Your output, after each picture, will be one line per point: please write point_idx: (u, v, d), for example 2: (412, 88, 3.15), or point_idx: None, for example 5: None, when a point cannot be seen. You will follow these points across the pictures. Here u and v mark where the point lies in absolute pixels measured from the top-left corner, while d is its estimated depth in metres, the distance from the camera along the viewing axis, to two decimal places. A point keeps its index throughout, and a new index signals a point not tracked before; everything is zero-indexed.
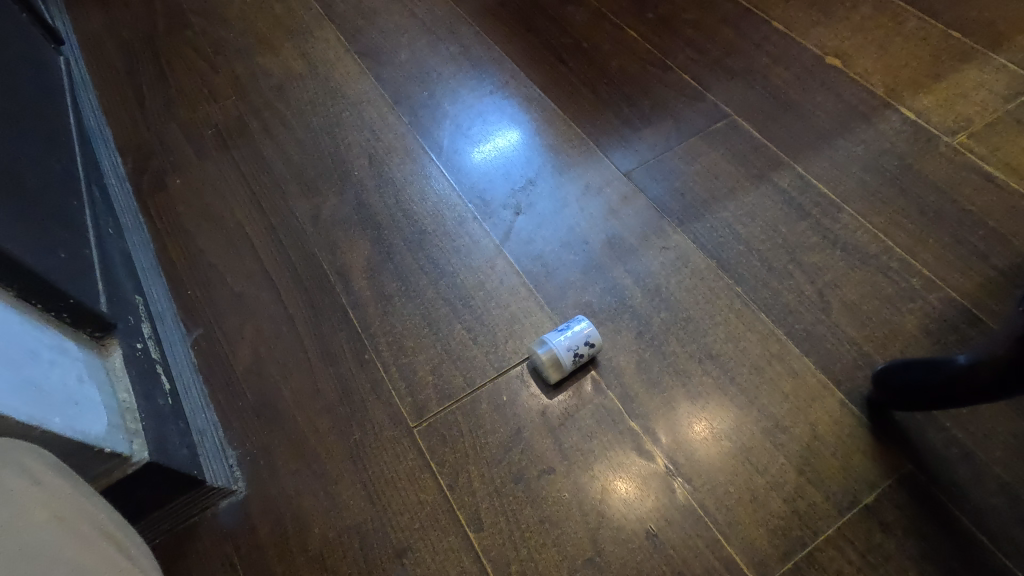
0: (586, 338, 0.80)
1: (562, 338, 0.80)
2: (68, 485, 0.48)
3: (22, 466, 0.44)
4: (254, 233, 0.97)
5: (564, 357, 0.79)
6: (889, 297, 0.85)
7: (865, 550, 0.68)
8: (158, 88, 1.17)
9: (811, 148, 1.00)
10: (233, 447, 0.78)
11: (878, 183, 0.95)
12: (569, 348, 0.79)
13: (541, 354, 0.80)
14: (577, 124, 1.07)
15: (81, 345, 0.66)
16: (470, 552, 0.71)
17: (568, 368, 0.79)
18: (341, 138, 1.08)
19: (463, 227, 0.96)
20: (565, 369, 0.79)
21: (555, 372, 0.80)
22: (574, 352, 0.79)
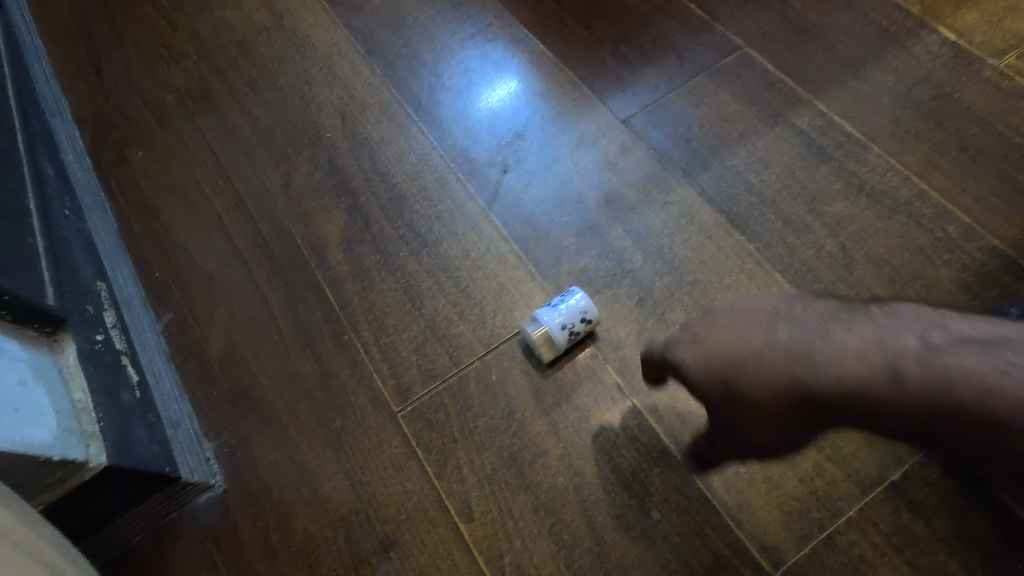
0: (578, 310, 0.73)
1: (553, 313, 0.72)
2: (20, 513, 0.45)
3: None
4: (222, 207, 0.90)
5: (556, 335, 0.72)
6: (921, 248, 0.76)
7: (890, 532, 0.62)
8: (115, 51, 1.07)
9: (834, 81, 0.88)
10: (210, 439, 0.74)
11: (912, 117, 0.84)
12: (561, 324, 0.72)
13: (533, 332, 0.73)
14: (569, 66, 0.96)
15: (26, 343, 0.59)
16: (461, 544, 0.66)
17: (562, 345, 0.72)
18: (311, 96, 0.98)
19: (445, 190, 0.88)
20: (559, 347, 0.73)
21: (549, 351, 0.73)
22: (567, 327, 0.72)
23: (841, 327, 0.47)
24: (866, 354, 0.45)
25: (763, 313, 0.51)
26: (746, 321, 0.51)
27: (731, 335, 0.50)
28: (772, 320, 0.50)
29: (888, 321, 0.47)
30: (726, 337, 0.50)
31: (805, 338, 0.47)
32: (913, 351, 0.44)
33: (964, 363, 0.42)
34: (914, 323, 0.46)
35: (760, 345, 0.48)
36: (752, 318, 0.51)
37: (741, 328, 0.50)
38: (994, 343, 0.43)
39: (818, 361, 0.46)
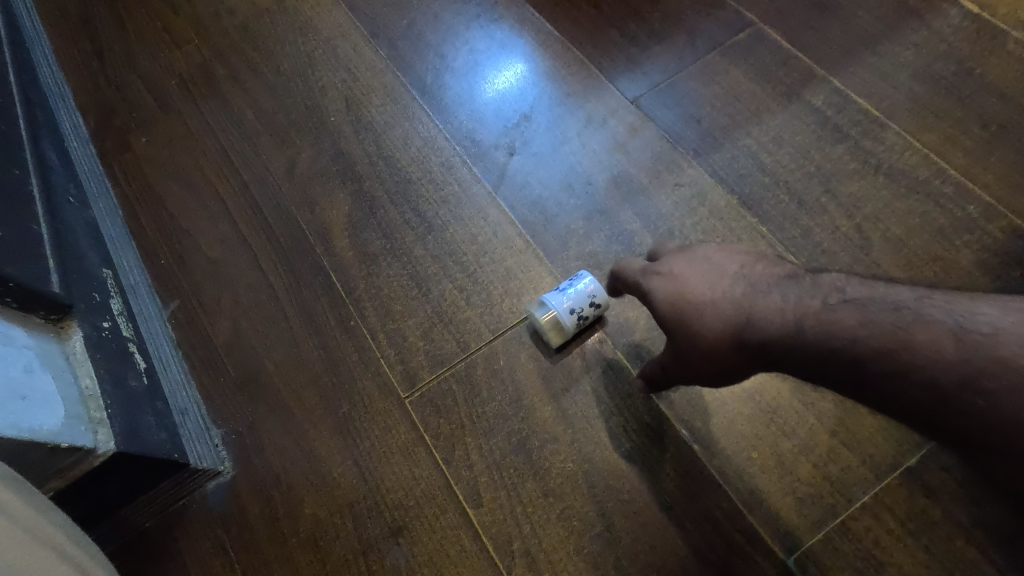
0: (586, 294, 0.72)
1: (562, 296, 0.71)
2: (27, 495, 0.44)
3: None
4: (227, 193, 0.89)
5: (564, 319, 0.71)
6: (940, 228, 0.74)
7: (905, 517, 0.61)
8: (116, 35, 1.06)
9: (851, 57, 0.86)
10: (218, 425, 0.74)
11: (932, 93, 0.81)
12: (569, 307, 0.71)
13: (541, 317, 0.72)
14: (576, 46, 0.94)
15: (33, 330, 0.58)
16: (470, 529, 0.66)
17: (570, 330, 0.71)
18: (315, 79, 0.97)
19: (452, 173, 0.86)
20: (567, 332, 0.71)
21: (557, 336, 0.72)
22: (576, 310, 0.71)
23: (777, 285, 0.51)
24: (780, 311, 0.49)
25: (723, 268, 0.55)
26: (708, 269, 0.56)
27: (693, 278, 0.55)
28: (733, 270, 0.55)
29: (815, 282, 0.50)
30: (690, 280, 0.55)
31: (752, 292, 0.52)
32: (814, 307, 0.48)
33: (842, 321, 0.45)
34: (831, 285, 0.49)
35: (709, 292, 0.53)
36: (718, 266, 0.55)
37: (702, 276, 0.55)
38: (878, 303, 0.45)
39: (752, 310, 0.50)
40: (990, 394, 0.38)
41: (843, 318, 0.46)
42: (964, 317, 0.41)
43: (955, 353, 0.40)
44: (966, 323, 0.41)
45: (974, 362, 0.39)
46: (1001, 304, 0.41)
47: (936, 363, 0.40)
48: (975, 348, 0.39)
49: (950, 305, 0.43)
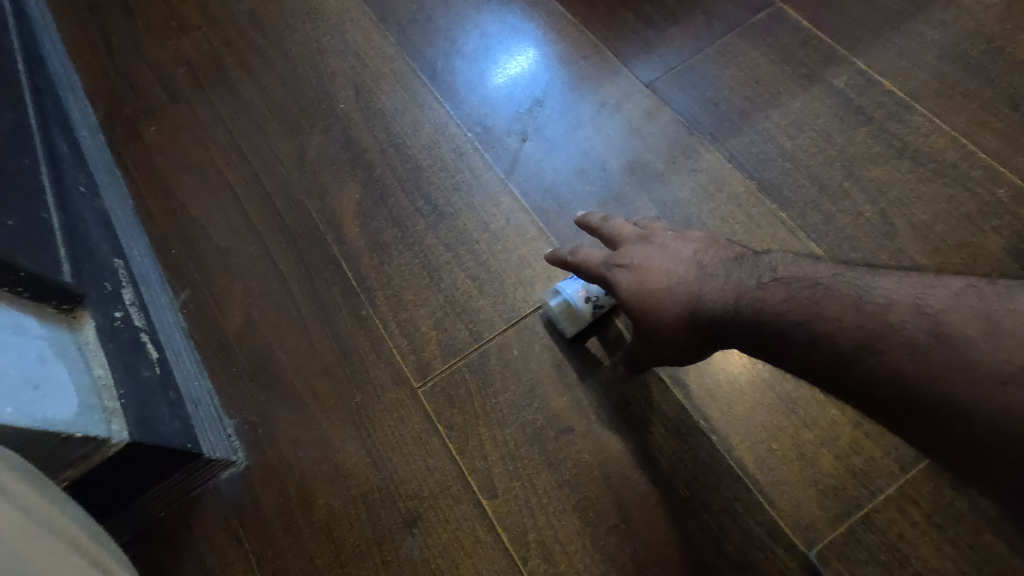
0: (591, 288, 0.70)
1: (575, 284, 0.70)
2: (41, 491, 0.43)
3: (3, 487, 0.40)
4: (237, 182, 0.88)
5: (578, 305, 0.69)
6: (968, 213, 0.72)
7: (931, 510, 0.60)
8: (123, 21, 1.04)
9: (876, 37, 0.83)
10: (230, 415, 0.74)
11: (960, 74, 0.79)
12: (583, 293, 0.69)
13: (554, 305, 0.71)
14: (590, 28, 0.92)
15: (45, 320, 0.57)
16: (484, 520, 0.65)
17: (585, 317, 0.70)
18: (324, 65, 0.95)
19: (463, 160, 0.85)
20: (582, 320, 0.70)
21: (572, 324, 0.70)
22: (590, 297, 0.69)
23: (724, 267, 0.54)
24: (722, 292, 0.51)
25: (678, 255, 0.57)
26: (665, 256, 0.57)
27: (652, 268, 0.56)
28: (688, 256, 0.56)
29: (755, 262, 0.52)
30: (651, 268, 0.57)
31: (702, 275, 0.54)
32: (751, 286, 0.50)
33: (769, 297, 0.48)
34: (771, 263, 0.51)
35: (668, 278, 0.55)
36: (673, 254, 0.57)
37: (660, 262, 0.57)
38: (800, 279, 0.48)
39: (699, 292, 0.53)
40: (880, 355, 0.41)
41: (770, 295, 0.48)
42: (864, 290, 0.43)
43: (854, 322, 0.42)
44: (867, 296, 0.43)
45: (869, 328, 0.42)
46: (901, 278, 0.43)
47: (840, 332, 0.43)
48: (871, 316, 0.42)
49: (859, 280, 0.45)
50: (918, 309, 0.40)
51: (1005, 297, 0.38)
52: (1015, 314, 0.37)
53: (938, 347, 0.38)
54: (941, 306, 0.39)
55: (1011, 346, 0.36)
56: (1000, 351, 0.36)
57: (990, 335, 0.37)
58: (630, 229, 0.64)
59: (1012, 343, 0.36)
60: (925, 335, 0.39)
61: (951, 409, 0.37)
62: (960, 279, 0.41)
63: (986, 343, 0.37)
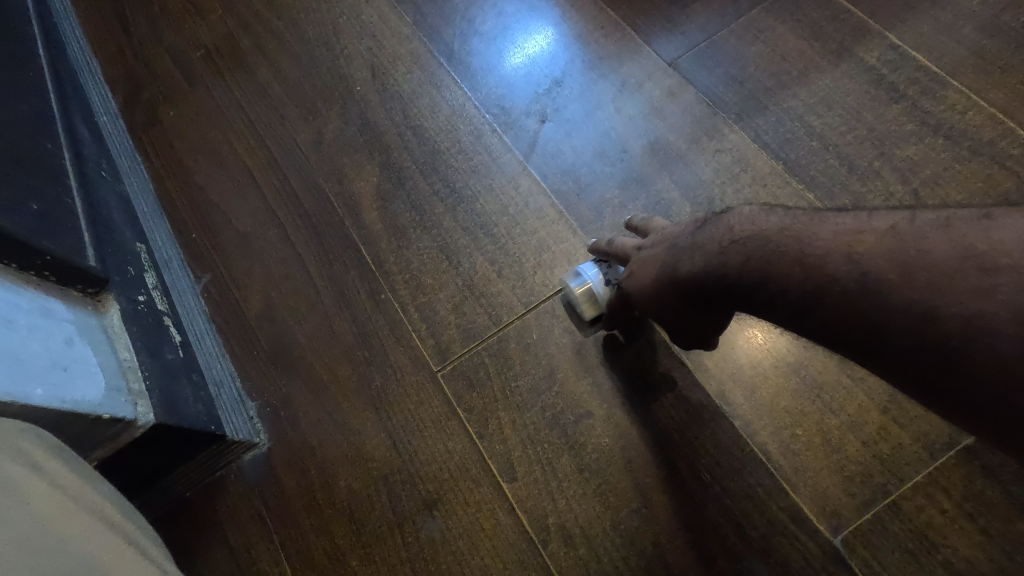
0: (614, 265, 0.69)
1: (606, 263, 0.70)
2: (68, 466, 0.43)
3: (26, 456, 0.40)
4: (255, 166, 0.88)
5: (600, 289, 0.68)
6: (1005, 193, 0.69)
7: (961, 498, 0.59)
8: (140, 5, 1.04)
9: (911, 10, 0.80)
10: (253, 398, 0.74)
11: (999, 47, 0.76)
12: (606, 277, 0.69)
13: (575, 286, 0.69)
14: (610, 6, 0.89)
15: (71, 303, 0.58)
16: (504, 503, 0.66)
17: (605, 302, 0.68)
18: (340, 47, 0.94)
19: (481, 142, 0.84)
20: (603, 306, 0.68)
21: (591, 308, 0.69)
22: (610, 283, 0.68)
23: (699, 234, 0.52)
24: (692, 258, 0.50)
25: (666, 241, 0.57)
26: (658, 249, 0.57)
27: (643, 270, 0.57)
28: (681, 233, 0.55)
29: (723, 219, 0.49)
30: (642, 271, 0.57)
31: (677, 249, 0.53)
32: (719, 249, 0.47)
33: (731, 262, 0.46)
34: (738, 217, 0.48)
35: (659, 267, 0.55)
36: (661, 245, 0.57)
37: (653, 256, 0.57)
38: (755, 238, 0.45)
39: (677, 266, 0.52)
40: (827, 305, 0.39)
41: (732, 259, 0.46)
42: (806, 244, 0.41)
43: (799, 279, 0.41)
44: (808, 249, 0.41)
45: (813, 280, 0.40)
46: (838, 226, 0.41)
47: (790, 288, 0.41)
48: (813, 269, 0.40)
49: (802, 230, 0.43)
50: (850, 257, 0.38)
51: (919, 235, 0.36)
52: (926, 254, 0.35)
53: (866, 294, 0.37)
54: (867, 250, 0.38)
55: (926, 285, 0.34)
56: (916, 293, 0.35)
57: (907, 278, 0.35)
58: (631, 243, 0.65)
59: (926, 283, 0.34)
60: (856, 282, 0.38)
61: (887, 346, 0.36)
62: (886, 217, 0.39)
63: (905, 286, 0.35)
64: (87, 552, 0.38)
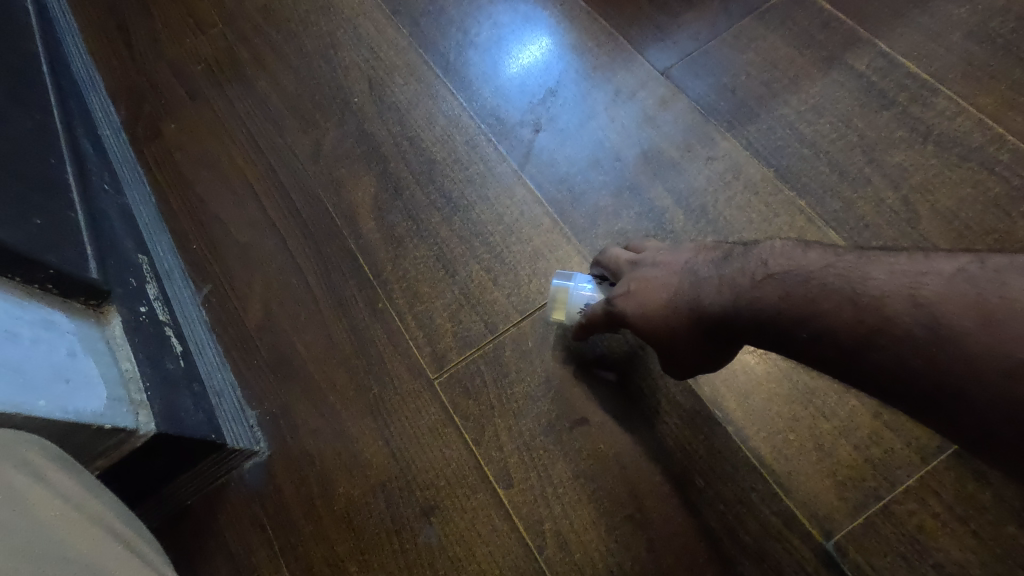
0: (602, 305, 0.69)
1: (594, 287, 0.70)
2: (71, 474, 0.44)
3: (26, 463, 0.41)
4: (254, 178, 0.90)
5: (574, 300, 0.70)
6: (994, 198, 0.70)
7: (953, 502, 0.59)
8: (141, 20, 1.05)
9: (900, 17, 0.81)
10: (253, 407, 0.75)
11: (987, 53, 0.76)
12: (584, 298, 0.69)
13: (552, 287, 0.71)
14: (603, 16, 0.90)
15: (74, 315, 0.59)
16: (501, 510, 0.66)
17: (574, 313, 0.70)
18: (337, 60, 0.96)
19: (476, 152, 0.85)
20: (571, 316, 0.70)
21: (560, 313, 0.71)
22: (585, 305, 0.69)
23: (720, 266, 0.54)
24: (718, 290, 0.51)
25: (672, 266, 0.58)
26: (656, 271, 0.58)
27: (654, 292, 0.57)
28: (685, 261, 0.57)
29: (754, 253, 0.52)
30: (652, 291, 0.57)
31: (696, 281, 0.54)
32: (751, 283, 0.49)
33: (766, 297, 0.48)
34: (773, 252, 0.50)
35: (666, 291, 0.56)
36: (663, 269, 0.58)
37: (654, 278, 0.58)
38: (793, 275, 0.48)
39: (699, 295, 0.53)
40: (880, 348, 0.41)
41: (767, 295, 0.48)
42: (858, 283, 0.44)
43: (854, 321, 0.43)
44: (862, 289, 0.43)
45: (868, 323, 0.42)
46: (892, 266, 0.43)
47: (843, 328, 0.43)
48: (863, 312, 0.42)
49: (852, 270, 0.45)
50: (915, 301, 0.41)
51: (997, 281, 0.38)
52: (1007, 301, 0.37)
53: (937, 340, 0.39)
54: (935, 296, 0.40)
55: (1011, 335, 0.36)
56: (1003, 343, 0.36)
57: (985, 326, 0.37)
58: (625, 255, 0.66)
59: (1005, 333, 0.36)
60: (924, 328, 0.39)
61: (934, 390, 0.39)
62: (951, 260, 0.41)
63: (985, 335, 0.37)
64: (91, 555, 0.39)
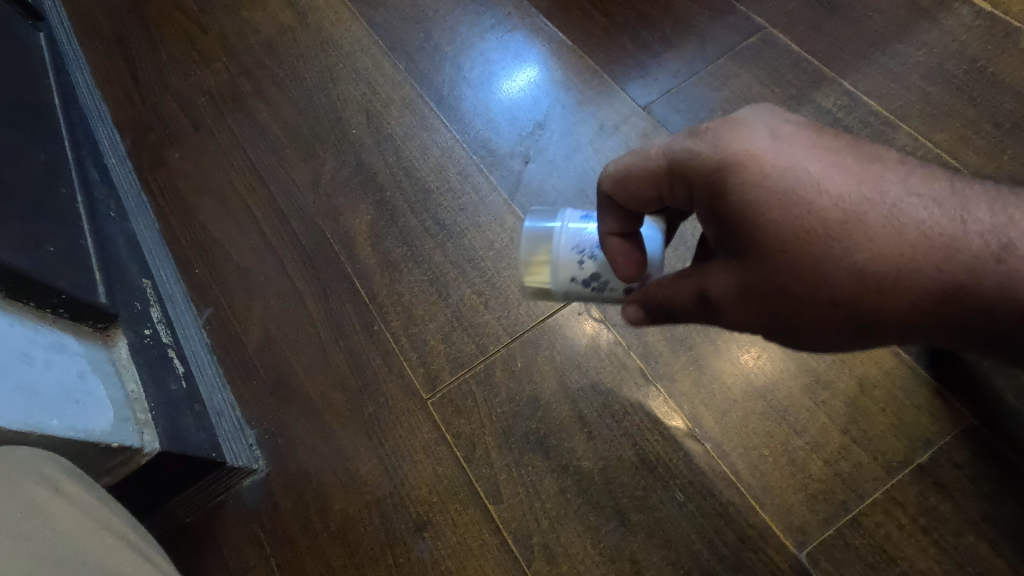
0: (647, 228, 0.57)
1: (578, 227, 0.57)
2: (85, 485, 0.47)
3: (44, 476, 0.43)
4: (255, 205, 0.94)
5: (559, 250, 0.57)
6: None
7: (917, 514, 0.63)
8: (148, 54, 1.10)
9: (862, 59, 0.87)
10: (252, 426, 0.78)
11: (943, 92, 0.82)
12: (574, 243, 0.57)
13: (528, 232, 0.59)
14: (588, 53, 0.96)
15: (82, 338, 0.62)
16: (490, 524, 0.69)
17: (559, 266, 0.57)
18: (336, 93, 1.00)
19: (469, 181, 0.89)
20: (556, 268, 0.57)
21: (540, 269, 0.58)
22: (585, 254, 0.56)
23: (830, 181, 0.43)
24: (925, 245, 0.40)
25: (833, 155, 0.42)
26: (804, 152, 0.42)
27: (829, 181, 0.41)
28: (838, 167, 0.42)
29: (921, 186, 0.41)
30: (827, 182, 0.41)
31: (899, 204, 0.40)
32: (917, 255, 0.40)
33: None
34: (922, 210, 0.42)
35: (806, 189, 0.41)
36: (819, 158, 0.42)
37: (823, 167, 0.41)
38: None
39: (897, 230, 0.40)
40: None
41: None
42: None
43: None
44: None
45: None
46: None
47: None
48: None
49: None
50: None
51: None
52: None
53: None
54: None
55: None
56: None
57: None
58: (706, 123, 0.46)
59: None
60: None
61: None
62: None
63: None
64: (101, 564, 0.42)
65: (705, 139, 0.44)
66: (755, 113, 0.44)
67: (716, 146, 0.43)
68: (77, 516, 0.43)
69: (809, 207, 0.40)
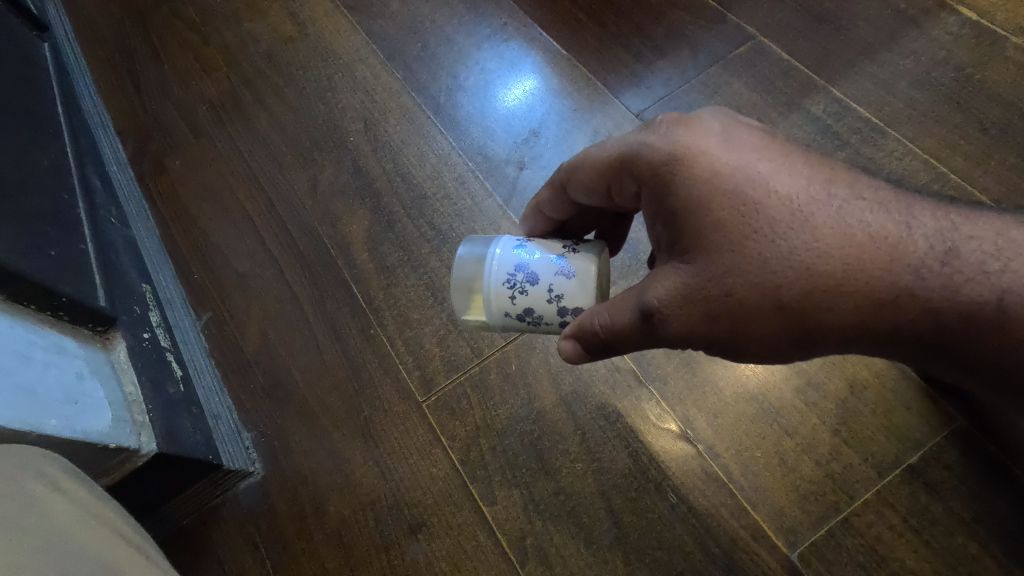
0: (574, 259, 0.57)
1: (507, 256, 0.58)
2: (82, 481, 0.48)
3: (43, 474, 0.44)
4: (254, 211, 0.95)
5: (489, 284, 0.58)
6: None
7: (907, 514, 0.64)
8: (150, 64, 1.12)
9: (852, 67, 0.88)
10: (248, 429, 0.79)
11: (931, 99, 0.84)
12: (505, 278, 0.58)
13: (460, 263, 0.60)
14: (583, 62, 0.98)
15: (82, 340, 0.63)
16: (485, 526, 0.70)
17: (489, 301, 0.58)
18: (335, 101, 1.02)
19: (465, 188, 0.91)
20: (487, 302, 0.59)
21: (471, 302, 0.60)
22: (515, 289, 0.57)
23: (799, 184, 0.46)
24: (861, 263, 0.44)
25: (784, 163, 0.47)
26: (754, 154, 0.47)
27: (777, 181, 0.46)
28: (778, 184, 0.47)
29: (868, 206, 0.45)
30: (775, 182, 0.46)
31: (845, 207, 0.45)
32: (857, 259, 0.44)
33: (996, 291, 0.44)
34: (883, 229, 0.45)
35: (756, 187, 0.45)
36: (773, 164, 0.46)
37: (774, 168, 0.46)
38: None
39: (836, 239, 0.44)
40: None
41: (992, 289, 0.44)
42: None
43: None
44: None
45: None
46: None
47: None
48: None
49: None
50: None
51: None
52: None
53: None
54: None
55: None
56: None
57: None
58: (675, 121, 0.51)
59: None
60: None
61: (991, 373, 0.45)
62: None
63: None
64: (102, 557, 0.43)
65: (659, 133, 0.49)
66: (710, 115, 0.49)
67: (671, 142, 0.48)
68: (76, 512, 0.44)
69: (757, 206, 0.45)
